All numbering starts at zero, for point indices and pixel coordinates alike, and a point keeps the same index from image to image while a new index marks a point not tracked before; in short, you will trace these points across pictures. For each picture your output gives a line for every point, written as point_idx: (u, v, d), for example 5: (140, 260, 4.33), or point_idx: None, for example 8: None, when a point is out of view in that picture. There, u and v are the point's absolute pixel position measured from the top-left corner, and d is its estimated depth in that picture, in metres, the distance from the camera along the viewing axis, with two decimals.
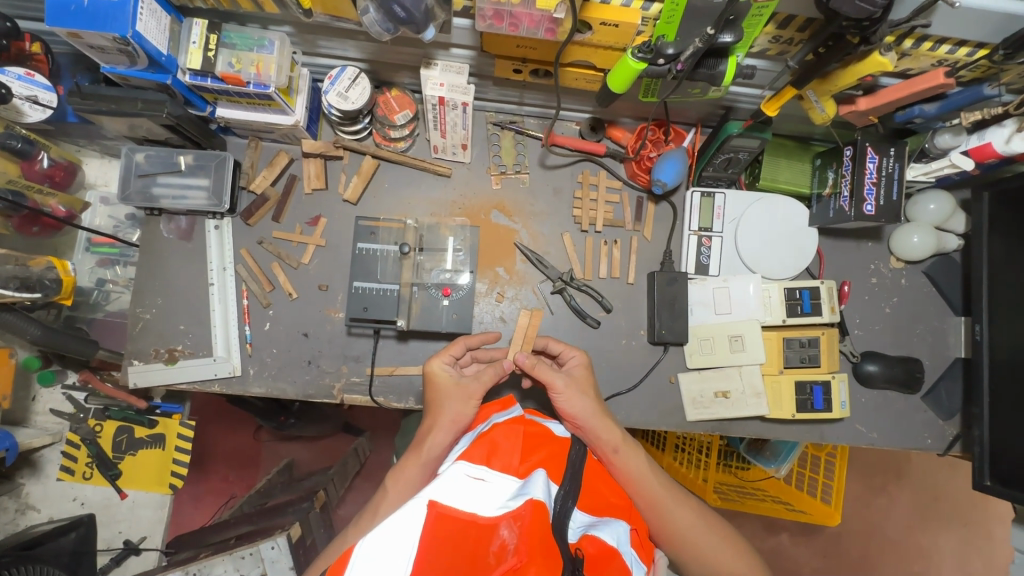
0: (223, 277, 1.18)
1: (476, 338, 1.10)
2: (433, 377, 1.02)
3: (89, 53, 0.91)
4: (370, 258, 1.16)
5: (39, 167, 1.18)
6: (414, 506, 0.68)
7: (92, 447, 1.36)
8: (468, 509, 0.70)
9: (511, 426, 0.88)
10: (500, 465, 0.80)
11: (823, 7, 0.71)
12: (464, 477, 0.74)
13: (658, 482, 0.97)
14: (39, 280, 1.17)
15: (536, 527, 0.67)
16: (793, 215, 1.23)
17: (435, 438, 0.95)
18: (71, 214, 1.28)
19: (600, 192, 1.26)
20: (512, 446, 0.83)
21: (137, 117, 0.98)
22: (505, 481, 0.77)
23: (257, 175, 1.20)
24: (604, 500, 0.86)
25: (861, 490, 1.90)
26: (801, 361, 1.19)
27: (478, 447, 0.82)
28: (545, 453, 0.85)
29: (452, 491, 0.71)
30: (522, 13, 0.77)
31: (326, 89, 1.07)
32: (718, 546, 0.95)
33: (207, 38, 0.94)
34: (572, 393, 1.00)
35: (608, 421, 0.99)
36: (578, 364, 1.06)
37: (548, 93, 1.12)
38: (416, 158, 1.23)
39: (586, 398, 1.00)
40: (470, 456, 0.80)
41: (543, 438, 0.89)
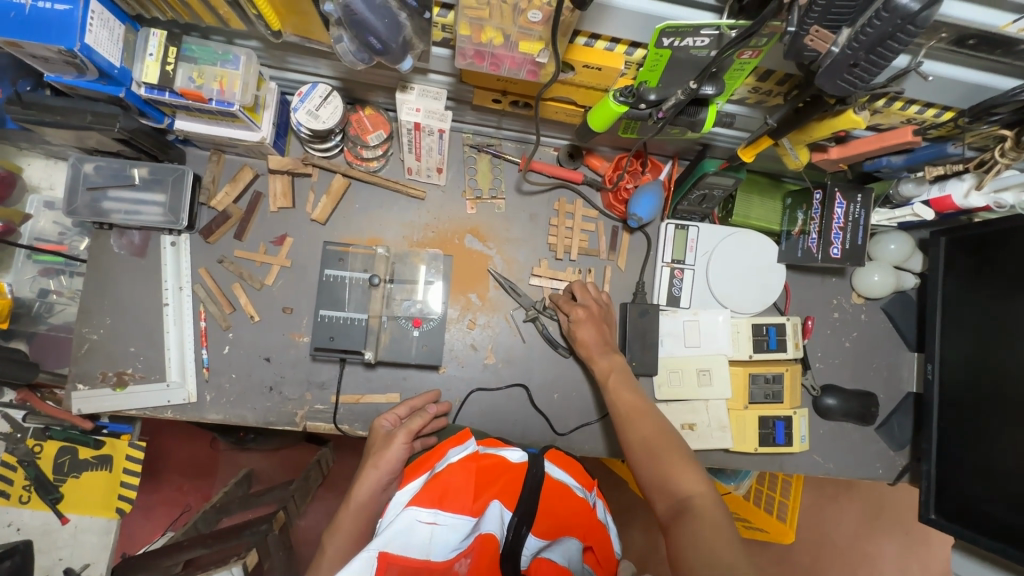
0: (179, 297, 1.12)
1: (418, 399, 1.11)
2: (372, 432, 1.04)
3: (31, 62, 0.83)
4: (338, 285, 1.14)
5: None
6: (364, 559, 0.68)
7: (30, 470, 1.28)
8: (420, 556, 0.71)
9: (465, 461, 0.83)
10: (453, 506, 0.78)
11: (806, 70, 0.73)
12: (417, 524, 0.73)
13: (637, 399, 1.00)
14: None
15: (487, 554, 0.69)
16: (763, 251, 1.25)
17: (365, 482, 0.94)
18: (9, 227, 1.19)
19: (576, 220, 1.25)
20: (463, 484, 0.80)
21: (86, 130, 0.91)
22: (459, 522, 0.76)
23: (218, 192, 1.13)
24: (561, 518, 0.82)
25: (813, 501, 1.97)
26: (765, 397, 1.21)
27: (428, 488, 0.78)
28: (501, 486, 0.82)
29: (400, 537, 0.71)
30: (504, 55, 0.74)
31: (295, 106, 1.03)
32: (673, 464, 0.86)
33: (165, 49, 0.88)
34: (587, 323, 1.12)
35: (607, 355, 1.09)
36: (584, 313, 1.13)
37: (526, 120, 1.10)
38: (389, 179, 1.19)
39: (588, 328, 1.11)
40: (420, 499, 0.77)
41: (497, 470, 0.86)
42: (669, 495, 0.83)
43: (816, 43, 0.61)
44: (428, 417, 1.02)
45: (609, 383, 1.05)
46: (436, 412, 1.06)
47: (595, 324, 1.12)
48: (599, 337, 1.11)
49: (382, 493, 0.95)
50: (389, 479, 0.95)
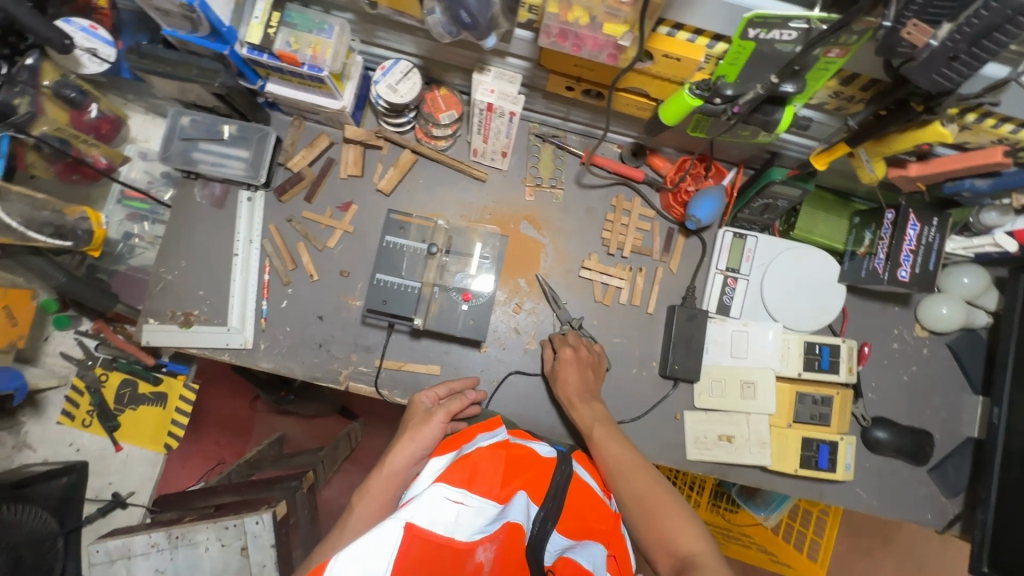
0: (248, 249, 1.19)
1: (458, 383, 1.14)
2: (410, 406, 1.06)
3: (154, 15, 0.91)
4: (397, 252, 1.18)
5: (86, 118, 1.10)
6: (388, 526, 0.67)
7: (95, 397, 1.37)
8: (443, 533, 0.69)
9: (495, 449, 0.84)
10: (480, 489, 0.78)
11: (894, 72, 0.72)
12: (443, 501, 0.73)
13: (625, 452, 0.98)
14: (72, 230, 1.04)
15: (512, 546, 0.71)
16: (823, 269, 1.20)
17: (400, 452, 0.97)
18: (112, 165, 1.26)
19: (632, 218, 1.25)
20: (493, 472, 0.81)
21: (190, 83, 0.99)
22: (486, 508, 0.76)
23: (296, 154, 1.20)
24: (587, 524, 0.82)
25: (846, 549, 1.87)
26: (811, 418, 1.16)
27: (457, 470, 0.79)
28: (527, 478, 0.82)
29: (427, 512, 0.70)
30: (588, 36, 0.76)
31: (377, 79, 1.09)
32: (672, 520, 0.86)
33: (270, 14, 0.95)
34: (567, 372, 1.11)
35: (586, 406, 1.08)
36: (570, 355, 1.13)
37: (595, 112, 1.12)
38: (455, 159, 1.23)
39: (571, 373, 1.11)
40: (449, 478, 0.77)
41: (528, 461, 0.85)
42: (672, 556, 0.83)
43: (912, 37, 0.61)
44: (467, 400, 1.05)
45: (594, 436, 1.03)
46: (474, 398, 1.10)
47: (579, 369, 1.12)
48: (581, 384, 1.11)
49: (413, 467, 0.97)
50: (426, 450, 0.98)
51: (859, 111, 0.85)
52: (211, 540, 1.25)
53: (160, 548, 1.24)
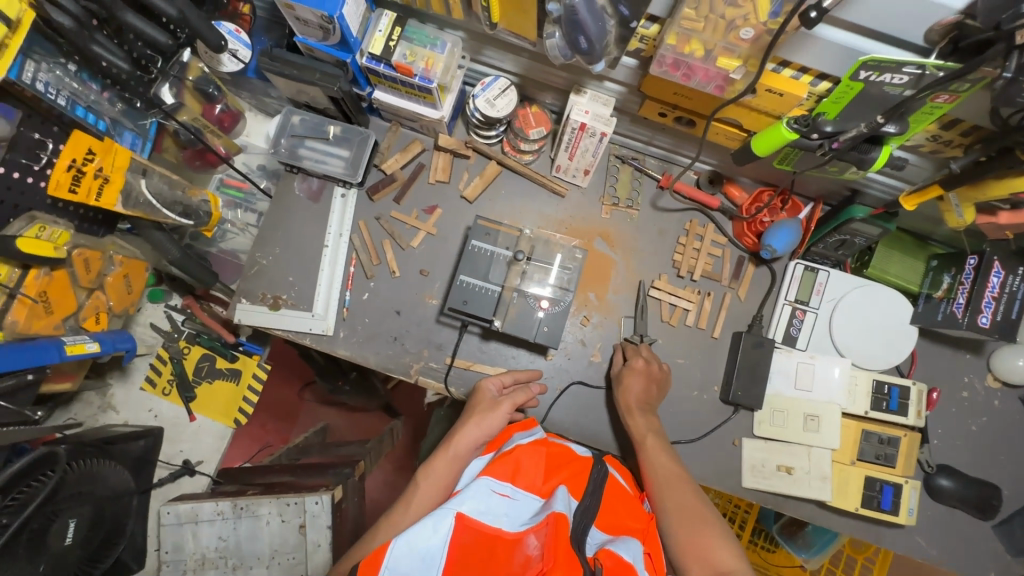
0: (337, 242, 1.27)
1: (522, 373, 1.18)
2: (478, 390, 1.10)
3: (291, 23, 1.01)
4: (481, 256, 1.13)
5: (215, 111, 1.11)
6: (441, 513, 0.74)
7: (176, 367, 1.46)
8: (491, 523, 0.76)
9: (535, 448, 0.91)
10: (524, 484, 0.84)
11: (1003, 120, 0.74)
12: (490, 493, 0.79)
13: (673, 465, 1.03)
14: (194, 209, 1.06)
15: (560, 534, 0.72)
16: (897, 309, 1.20)
17: (463, 435, 0.99)
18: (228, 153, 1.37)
19: (705, 243, 1.28)
20: (533, 465, 0.88)
21: (311, 85, 1.08)
22: (529, 502, 0.82)
23: (390, 157, 1.27)
24: (622, 522, 0.86)
25: None
26: (875, 457, 1.15)
27: (502, 465, 0.86)
28: (567, 474, 0.89)
29: (476, 502, 0.77)
30: (700, 67, 0.80)
31: (476, 93, 1.16)
32: (708, 535, 0.90)
33: (392, 29, 1.04)
34: (632, 379, 1.14)
35: (640, 415, 1.11)
36: (642, 365, 1.16)
37: (679, 138, 1.17)
38: (537, 172, 1.29)
39: (637, 379, 1.14)
40: (495, 473, 0.84)
41: (564, 458, 0.93)
42: (707, 568, 0.86)
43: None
44: (531, 393, 1.09)
45: (646, 444, 1.07)
46: (537, 392, 1.14)
47: (646, 381, 1.15)
48: (644, 394, 1.14)
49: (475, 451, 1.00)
50: (490, 435, 1.01)
51: (959, 156, 0.86)
52: (272, 515, 1.31)
53: (225, 516, 1.31)
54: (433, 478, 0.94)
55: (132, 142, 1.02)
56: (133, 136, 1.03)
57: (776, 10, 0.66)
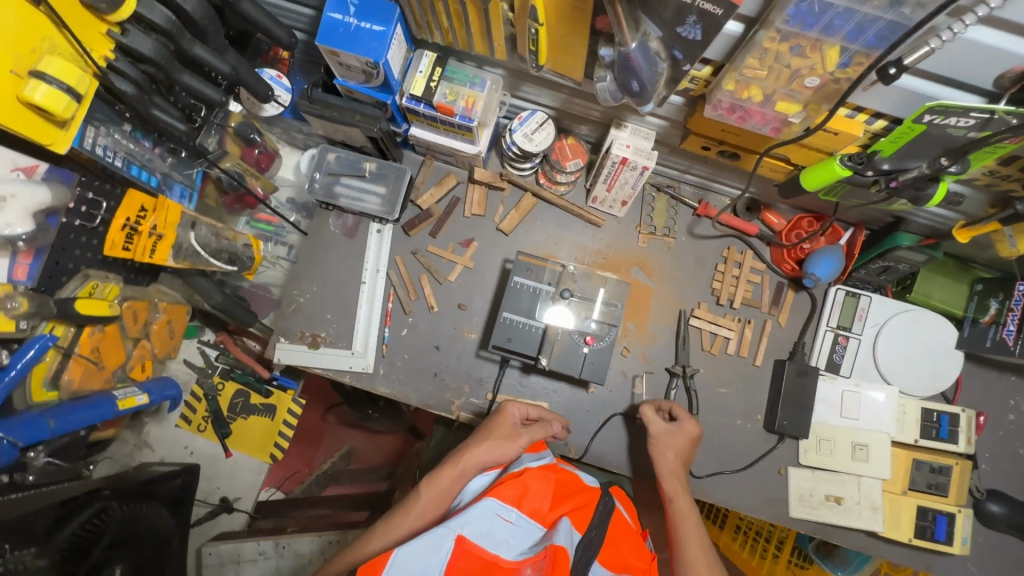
0: (375, 278, 1.27)
1: (549, 417, 1.12)
2: (501, 412, 1.05)
3: (332, 67, 1.01)
4: (522, 292, 1.12)
5: (254, 151, 1.11)
6: (442, 534, 0.73)
7: (211, 404, 1.45)
8: (490, 549, 0.75)
9: (545, 471, 0.88)
10: (530, 508, 0.82)
11: None
12: (494, 516, 0.78)
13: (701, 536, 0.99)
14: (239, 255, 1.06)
15: (558, 567, 0.71)
16: (941, 334, 1.19)
17: (476, 449, 0.96)
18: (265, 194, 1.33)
19: (744, 271, 1.27)
20: (543, 490, 0.85)
21: (351, 127, 1.08)
22: (531, 528, 0.80)
23: (425, 192, 1.27)
24: (624, 559, 0.83)
25: None
26: (927, 487, 1.14)
27: (510, 487, 0.84)
28: (574, 503, 0.86)
29: (477, 526, 0.76)
30: (757, 111, 0.80)
31: (513, 128, 1.15)
32: None
33: (433, 69, 1.03)
34: (667, 443, 1.08)
35: (676, 479, 1.05)
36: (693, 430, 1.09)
37: (719, 168, 1.16)
38: (572, 203, 1.28)
39: (672, 451, 1.07)
40: (501, 495, 0.82)
41: (573, 487, 0.90)
42: None
43: None
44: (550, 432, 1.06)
45: (675, 507, 1.02)
46: (558, 431, 1.10)
47: (687, 447, 1.08)
48: (681, 459, 1.07)
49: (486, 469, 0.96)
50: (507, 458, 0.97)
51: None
52: (314, 552, 1.32)
53: (267, 556, 1.31)
54: (439, 492, 0.91)
55: (181, 195, 1.01)
56: (181, 188, 1.01)
57: (845, 61, 0.66)
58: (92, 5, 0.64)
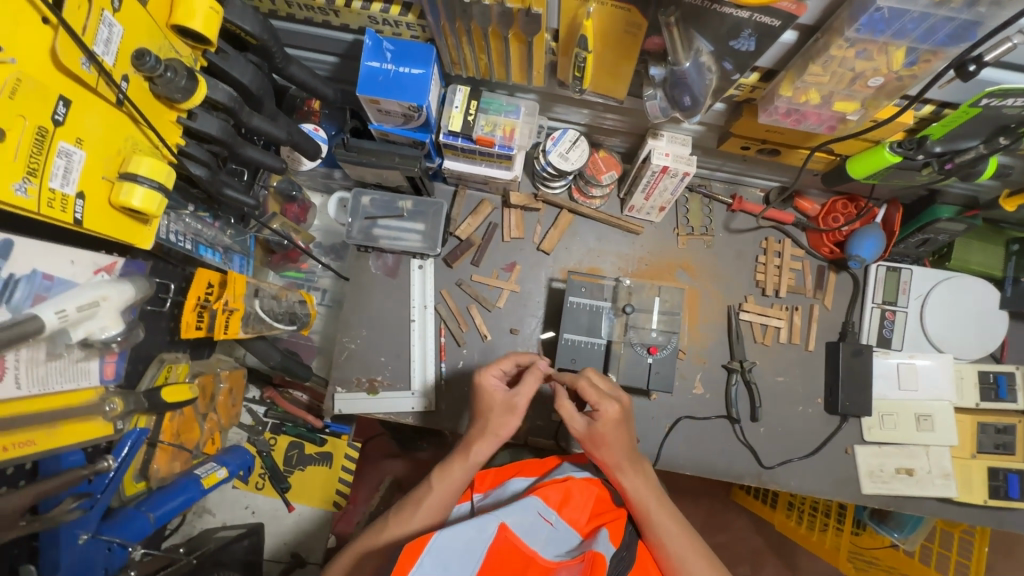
0: (424, 314, 1.26)
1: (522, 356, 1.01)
2: (477, 387, 0.94)
3: (369, 114, 1.00)
4: (579, 311, 1.13)
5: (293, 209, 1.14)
6: (487, 521, 0.73)
7: (267, 460, 1.43)
8: (531, 546, 0.73)
9: (588, 483, 0.89)
10: (569, 516, 0.82)
11: None
12: (536, 515, 0.78)
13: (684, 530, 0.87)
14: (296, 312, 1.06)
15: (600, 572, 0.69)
16: (985, 296, 1.22)
17: (486, 438, 0.89)
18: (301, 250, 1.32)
19: (785, 259, 1.29)
20: (584, 502, 0.85)
21: (391, 170, 1.07)
22: (569, 535, 0.80)
23: (462, 222, 1.27)
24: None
25: None
26: (995, 447, 1.18)
27: (553, 490, 0.84)
28: (611, 519, 0.85)
29: (519, 519, 0.75)
30: (813, 112, 0.81)
31: (548, 149, 1.14)
32: None
33: (469, 103, 1.02)
34: (605, 438, 0.89)
35: (635, 472, 0.89)
36: (615, 412, 0.89)
37: (754, 164, 1.17)
38: (609, 215, 1.29)
39: (608, 448, 0.89)
40: (545, 495, 0.82)
41: (606, 506, 0.90)
42: None
43: None
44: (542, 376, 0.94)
45: (648, 509, 0.87)
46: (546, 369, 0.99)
47: (626, 431, 0.89)
48: (626, 446, 0.90)
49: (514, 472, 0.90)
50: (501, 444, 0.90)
51: None
52: None
53: None
54: (457, 480, 0.87)
55: (241, 264, 1.03)
56: (240, 258, 1.04)
57: (912, 60, 0.68)
58: (165, 97, 0.66)
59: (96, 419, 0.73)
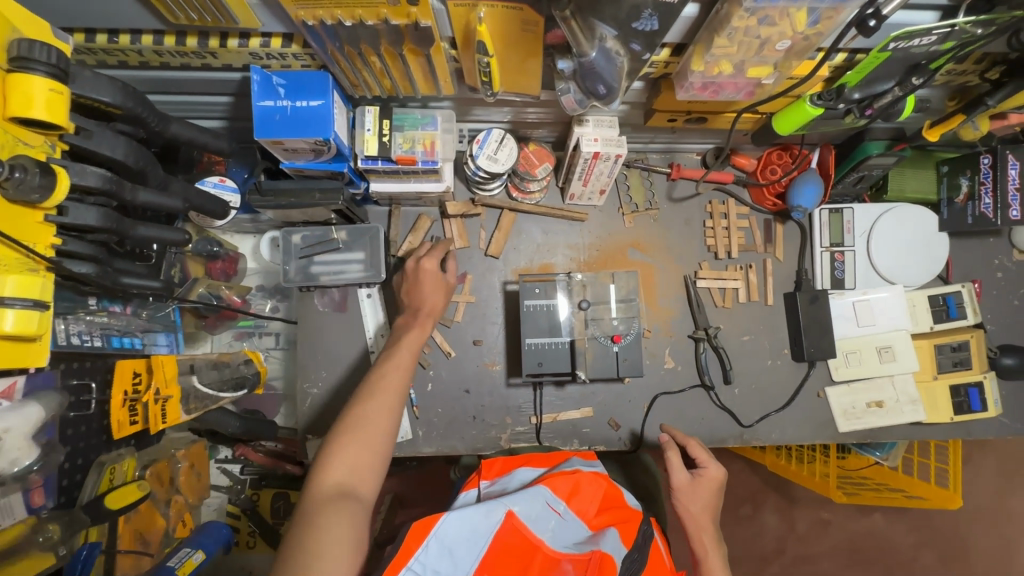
0: (382, 343, 1.21)
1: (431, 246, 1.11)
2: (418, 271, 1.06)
3: (275, 154, 0.93)
4: (538, 313, 1.10)
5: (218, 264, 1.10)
6: (494, 508, 0.72)
7: (253, 518, 1.34)
8: (538, 536, 0.72)
9: (598, 476, 0.83)
10: (578, 507, 0.78)
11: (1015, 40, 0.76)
12: (543, 506, 0.75)
13: None
14: (244, 375, 1.02)
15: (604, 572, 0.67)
16: (925, 221, 1.24)
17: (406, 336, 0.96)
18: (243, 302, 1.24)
19: (731, 219, 1.29)
20: (593, 494, 0.80)
21: (314, 207, 1.00)
22: (578, 527, 0.76)
23: (403, 242, 1.22)
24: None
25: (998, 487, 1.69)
26: (954, 365, 1.23)
27: (562, 481, 0.80)
28: (622, 514, 0.80)
29: (528, 508, 0.74)
30: (729, 82, 0.79)
31: (475, 153, 1.09)
32: None
33: (381, 123, 0.96)
34: (692, 496, 0.99)
35: (714, 543, 0.96)
36: (716, 475, 1.02)
37: (685, 132, 1.15)
38: (551, 207, 1.26)
39: (697, 505, 0.99)
40: (554, 485, 0.78)
41: (618, 500, 0.84)
42: None
43: None
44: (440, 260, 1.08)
45: None
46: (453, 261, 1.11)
47: (714, 495, 1.01)
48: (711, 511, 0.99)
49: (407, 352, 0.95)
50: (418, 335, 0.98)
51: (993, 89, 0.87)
52: None
53: None
54: (383, 386, 0.87)
55: (167, 343, 1.00)
56: (166, 334, 1.01)
57: (814, 19, 0.66)
58: (22, 201, 0.58)
59: (34, 551, 0.75)
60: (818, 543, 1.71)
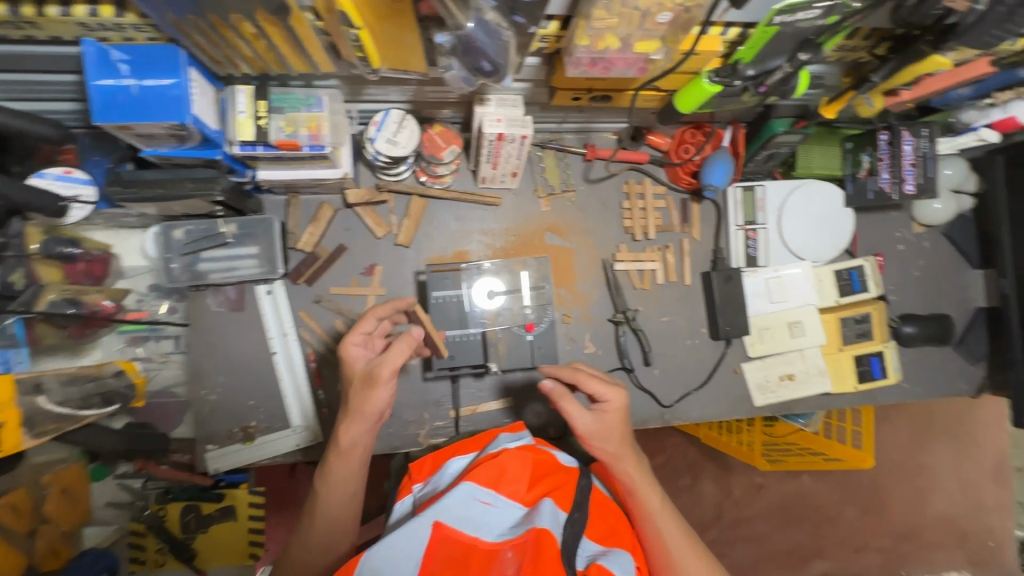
0: (285, 343, 1.13)
1: (385, 308, 0.94)
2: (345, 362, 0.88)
3: (131, 140, 0.83)
4: (448, 305, 1.05)
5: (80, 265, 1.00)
6: (419, 524, 0.67)
7: (160, 535, 1.24)
8: (470, 532, 0.69)
9: (522, 449, 0.80)
10: (509, 490, 0.75)
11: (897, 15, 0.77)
12: (473, 501, 0.71)
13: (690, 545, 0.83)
14: (116, 391, 1.07)
15: (541, 551, 0.65)
16: (829, 197, 1.28)
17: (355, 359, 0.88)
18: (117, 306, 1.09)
19: (648, 200, 1.27)
20: (520, 472, 0.77)
21: (187, 199, 0.91)
22: (512, 509, 0.73)
23: (303, 233, 1.14)
24: (613, 528, 0.77)
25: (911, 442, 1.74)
26: (857, 336, 1.28)
27: (487, 467, 0.76)
28: (551, 484, 0.78)
29: (454, 510, 0.69)
30: (618, 57, 0.75)
31: (373, 137, 1.02)
32: None
33: (256, 104, 0.87)
34: (600, 435, 0.85)
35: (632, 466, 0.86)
36: (618, 404, 0.87)
37: (595, 111, 1.11)
38: (463, 192, 1.20)
39: (606, 444, 0.85)
40: (479, 476, 0.75)
41: (552, 466, 0.82)
42: None
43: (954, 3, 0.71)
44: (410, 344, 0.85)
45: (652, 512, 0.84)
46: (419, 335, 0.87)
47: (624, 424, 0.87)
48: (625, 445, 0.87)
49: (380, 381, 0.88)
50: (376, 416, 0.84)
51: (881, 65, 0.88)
52: None
53: None
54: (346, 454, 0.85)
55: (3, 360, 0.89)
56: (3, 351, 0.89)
57: None
58: None
59: None
60: (751, 506, 1.74)
